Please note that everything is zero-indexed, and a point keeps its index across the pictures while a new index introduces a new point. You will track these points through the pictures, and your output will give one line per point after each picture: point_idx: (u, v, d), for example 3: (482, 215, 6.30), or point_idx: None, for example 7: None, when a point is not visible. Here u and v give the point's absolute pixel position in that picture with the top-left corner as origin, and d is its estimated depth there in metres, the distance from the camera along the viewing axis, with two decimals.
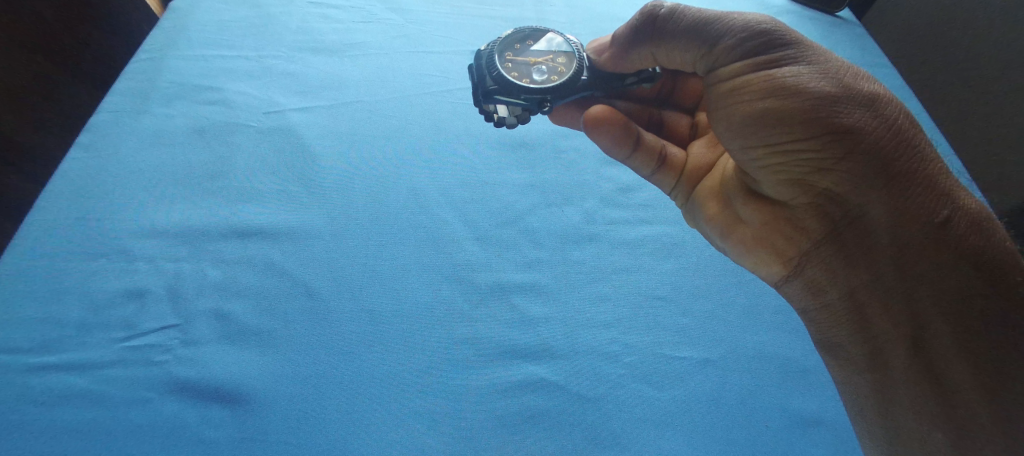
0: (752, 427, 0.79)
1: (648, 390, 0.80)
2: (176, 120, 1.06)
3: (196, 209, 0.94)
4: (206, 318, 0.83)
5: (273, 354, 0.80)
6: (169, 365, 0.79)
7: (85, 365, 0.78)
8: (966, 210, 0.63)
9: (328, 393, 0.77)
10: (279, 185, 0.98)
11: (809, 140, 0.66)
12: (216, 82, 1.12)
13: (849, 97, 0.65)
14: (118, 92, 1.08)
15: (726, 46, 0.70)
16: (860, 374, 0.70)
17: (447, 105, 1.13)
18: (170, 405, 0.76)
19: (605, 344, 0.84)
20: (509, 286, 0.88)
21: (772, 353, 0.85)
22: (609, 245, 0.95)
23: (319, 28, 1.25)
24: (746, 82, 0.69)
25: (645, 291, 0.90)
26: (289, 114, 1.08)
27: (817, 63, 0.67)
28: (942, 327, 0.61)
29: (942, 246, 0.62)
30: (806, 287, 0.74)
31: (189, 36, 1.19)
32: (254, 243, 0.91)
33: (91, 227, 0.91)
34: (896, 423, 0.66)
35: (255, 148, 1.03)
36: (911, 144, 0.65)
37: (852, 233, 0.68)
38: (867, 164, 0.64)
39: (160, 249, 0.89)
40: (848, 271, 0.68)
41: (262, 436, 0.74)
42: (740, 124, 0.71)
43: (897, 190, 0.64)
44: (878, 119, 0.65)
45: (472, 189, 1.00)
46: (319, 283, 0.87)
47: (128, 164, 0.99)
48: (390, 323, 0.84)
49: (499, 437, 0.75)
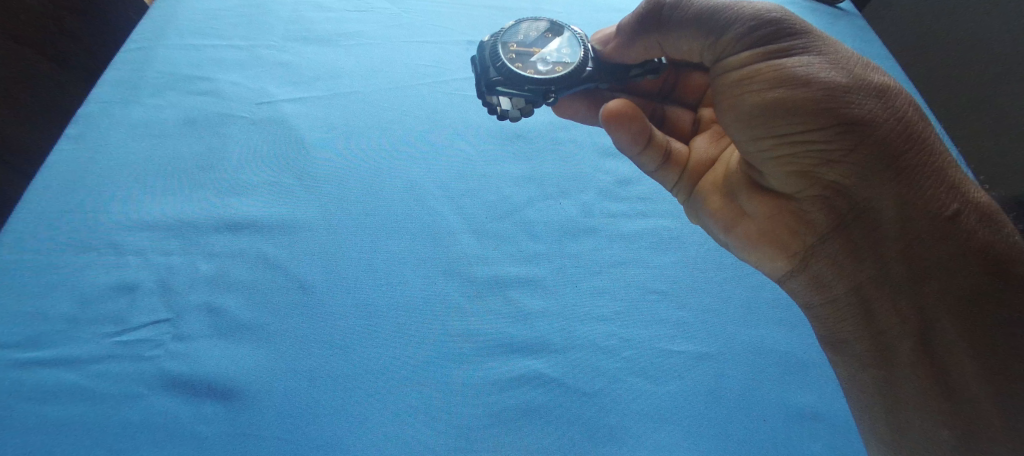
0: (752, 420, 0.78)
1: (645, 385, 0.79)
2: (166, 111, 1.04)
3: (187, 202, 0.93)
4: (197, 313, 0.81)
5: (267, 348, 0.79)
6: (159, 360, 0.77)
7: (74, 361, 0.77)
8: (973, 203, 0.63)
9: (323, 388, 0.76)
10: (272, 178, 0.96)
11: (819, 131, 0.64)
12: (206, 72, 1.10)
13: (860, 88, 0.64)
14: (106, 83, 1.06)
15: (734, 36, 0.69)
16: (863, 370, 0.68)
17: (442, 97, 1.11)
18: (160, 401, 0.75)
19: (603, 339, 0.82)
20: (505, 279, 0.87)
21: (772, 347, 0.84)
22: (607, 237, 0.94)
23: (313, 18, 1.23)
24: (754, 72, 0.67)
25: (644, 284, 0.89)
26: (281, 105, 1.06)
27: (827, 53, 0.66)
28: (949, 321, 0.61)
29: (951, 239, 0.61)
30: (810, 282, 0.72)
31: (179, 26, 1.17)
32: (246, 237, 0.89)
33: (78, 221, 0.89)
34: (901, 419, 0.64)
35: (247, 140, 1.01)
36: (919, 136, 0.64)
37: (858, 227, 0.66)
38: (876, 156, 0.63)
39: (151, 243, 0.88)
40: (854, 266, 0.67)
41: (253, 432, 0.73)
42: (747, 115, 0.69)
43: (907, 181, 0.63)
44: (888, 110, 0.64)
45: (468, 181, 0.99)
46: (313, 276, 0.85)
47: (117, 156, 0.97)
48: (385, 316, 0.82)
49: (496, 433, 0.74)
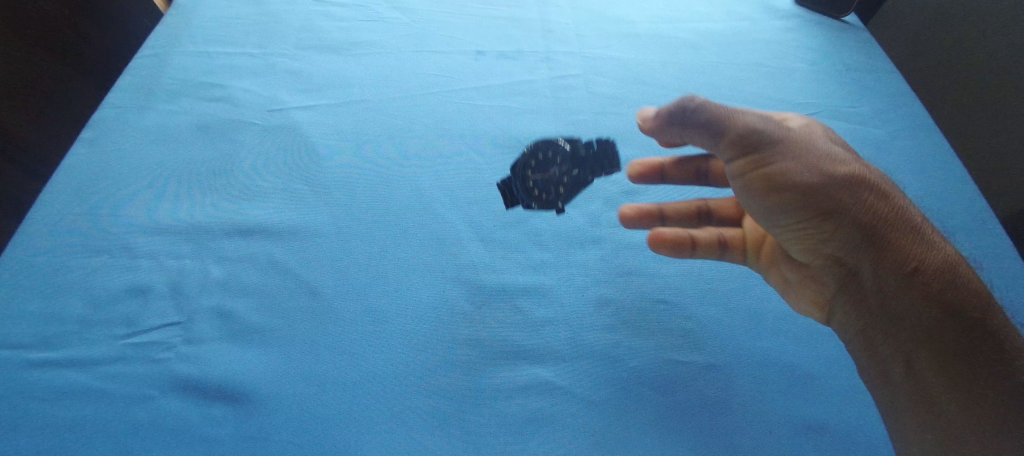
0: (758, 431, 0.77)
1: (650, 394, 0.79)
2: (180, 117, 1.06)
3: (200, 207, 0.94)
4: (208, 316, 0.83)
5: (277, 353, 0.80)
6: (170, 362, 0.78)
7: (88, 362, 0.78)
8: (938, 261, 0.72)
9: (332, 393, 0.77)
10: (282, 184, 0.98)
11: (800, 218, 0.77)
12: (219, 79, 1.13)
13: (829, 180, 0.75)
14: (121, 89, 1.08)
15: (725, 145, 0.78)
16: (879, 401, 0.75)
17: (451, 106, 1.13)
18: (171, 404, 0.75)
19: (608, 347, 0.83)
20: (512, 287, 0.88)
21: (776, 358, 0.84)
22: (612, 247, 0.95)
23: (325, 26, 1.26)
24: (739, 172, 0.79)
25: (649, 294, 0.90)
26: (293, 112, 1.08)
27: (796, 149, 0.77)
28: (926, 362, 0.69)
29: (922, 295, 0.71)
30: (842, 326, 0.81)
31: (195, 34, 1.20)
32: (257, 241, 0.91)
33: (92, 224, 0.90)
34: (904, 436, 0.71)
35: (258, 146, 1.03)
36: (885, 215, 0.74)
37: (852, 291, 0.78)
38: (851, 234, 0.74)
39: (164, 246, 0.89)
40: (860, 320, 0.77)
41: (262, 436, 0.73)
42: (743, 202, 0.82)
43: (880, 254, 0.73)
44: (855, 197, 0.75)
45: (475, 190, 1.00)
46: (323, 281, 0.87)
47: (131, 160, 0.99)
48: (393, 321, 0.83)
49: (503, 439, 0.75)
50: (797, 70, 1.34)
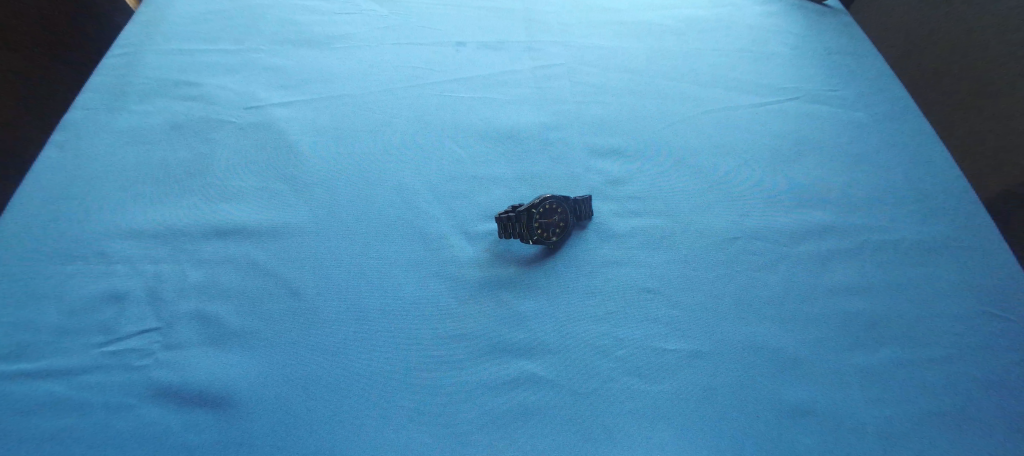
0: (751, 418, 0.77)
1: (639, 385, 0.79)
2: (154, 117, 1.03)
3: (177, 209, 0.92)
4: (188, 321, 0.80)
5: (259, 356, 0.78)
6: (149, 369, 0.76)
7: (62, 372, 0.75)
8: None
9: (316, 394, 0.75)
10: (261, 183, 0.96)
11: None
12: (194, 76, 1.10)
13: None
14: (92, 90, 1.05)
15: None
16: None
17: (433, 99, 1.11)
18: (150, 411, 0.73)
19: (596, 338, 0.82)
20: (498, 281, 0.87)
21: (765, 344, 0.84)
22: (598, 238, 0.95)
23: (303, 21, 1.24)
24: None
25: (636, 284, 0.89)
26: (271, 109, 1.06)
27: None
28: None
29: None
30: None
31: (168, 31, 1.17)
32: (236, 242, 0.89)
33: (64, 229, 0.88)
34: None
35: (236, 145, 1.00)
36: None
37: None
38: None
39: (141, 251, 0.87)
40: None
41: (245, 441, 0.71)
42: None
43: None
44: None
45: (459, 184, 0.98)
46: (304, 281, 0.85)
47: (104, 163, 0.96)
48: (377, 320, 0.82)
49: (493, 435, 0.73)
50: (779, 55, 1.34)
